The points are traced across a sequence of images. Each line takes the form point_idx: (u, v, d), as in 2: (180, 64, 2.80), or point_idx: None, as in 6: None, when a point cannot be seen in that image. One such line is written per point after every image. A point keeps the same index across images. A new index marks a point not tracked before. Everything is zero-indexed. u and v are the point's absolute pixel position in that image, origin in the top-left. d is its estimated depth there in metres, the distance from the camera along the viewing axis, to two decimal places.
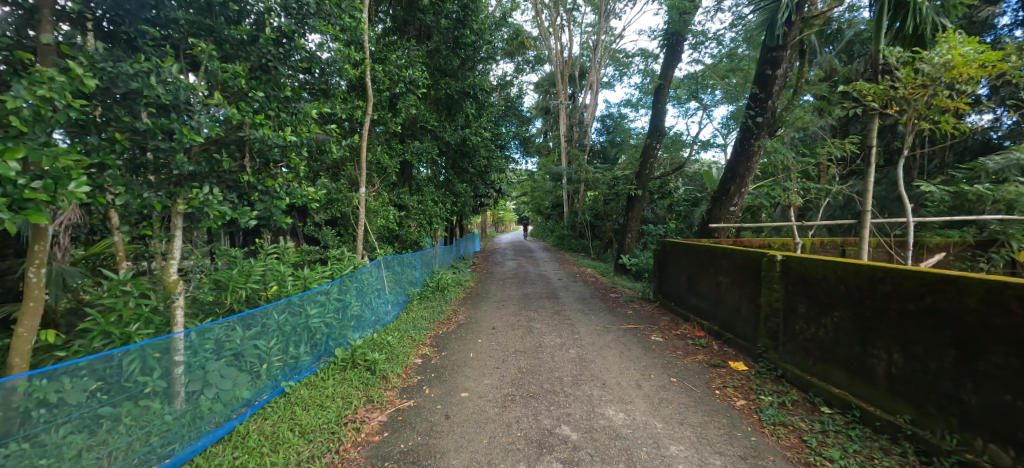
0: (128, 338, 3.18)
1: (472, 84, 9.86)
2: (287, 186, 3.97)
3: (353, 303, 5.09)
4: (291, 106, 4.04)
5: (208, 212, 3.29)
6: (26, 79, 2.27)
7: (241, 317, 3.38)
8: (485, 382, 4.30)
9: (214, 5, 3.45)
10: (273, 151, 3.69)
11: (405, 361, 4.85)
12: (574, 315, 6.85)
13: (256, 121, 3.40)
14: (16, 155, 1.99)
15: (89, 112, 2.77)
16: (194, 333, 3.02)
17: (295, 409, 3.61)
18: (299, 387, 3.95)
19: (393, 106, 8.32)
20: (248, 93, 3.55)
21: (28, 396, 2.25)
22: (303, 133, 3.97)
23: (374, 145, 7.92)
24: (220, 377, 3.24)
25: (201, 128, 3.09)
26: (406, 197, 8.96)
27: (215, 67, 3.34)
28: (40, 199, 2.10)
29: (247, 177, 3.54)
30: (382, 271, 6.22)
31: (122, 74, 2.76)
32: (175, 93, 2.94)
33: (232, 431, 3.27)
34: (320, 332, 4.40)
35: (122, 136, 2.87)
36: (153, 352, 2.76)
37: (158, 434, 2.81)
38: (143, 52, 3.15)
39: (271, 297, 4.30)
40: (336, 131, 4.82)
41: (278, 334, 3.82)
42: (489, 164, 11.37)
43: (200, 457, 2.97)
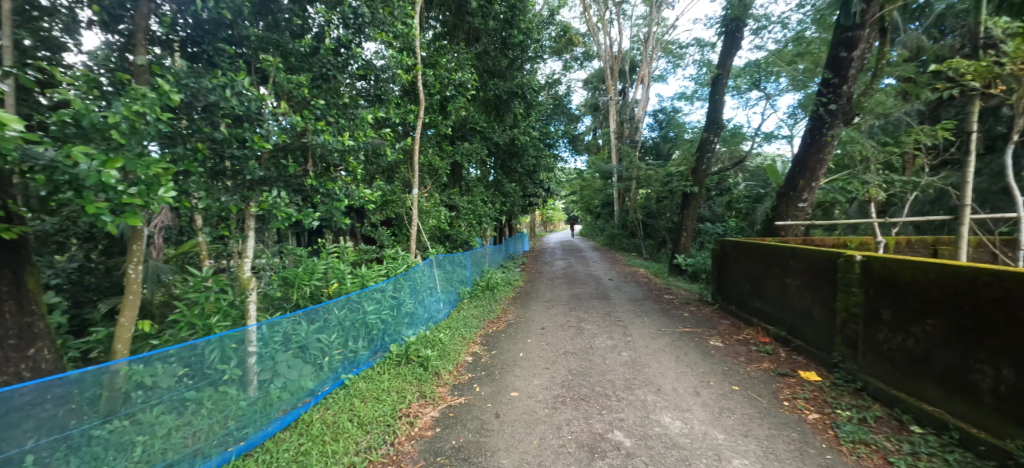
0: (209, 330, 3.49)
1: (520, 84, 9.89)
2: (346, 189, 4.16)
3: (407, 300, 5.27)
4: (350, 112, 4.25)
5: (276, 214, 3.51)
6: (124, 96, 2.53)
7: (306, 312, 3.60)
8: (535, 382, 4.27)
9: (281, 21, 3.72)
10: (334, 155, 3.89)
11: (457, 359, 4.96)
12: (626, 317, 6.65)
13: (318, 127, 3.59)
14: (115, 164, 2.17)
15: (177, 125, 3.06)
16: (265, 326, 3.26)
17: (354, 400, 3.79)
18: (358, 380, 4.16)
19: (443, 108, 8.53)
20: (310, 101, 3.78)
21: (128, 379, 2.44)
22: (359, 137, 4.14)
23: (426, 148, 8.14)
24: (287, 367, 3.47)
25: (270, 135, 3.31)
26: (457, 198, 9.17)
27: (282, 78, 3.58)
28: (136, 203, 2.31)
29: (310, 180, 3.75)
30: (433, 270, 6.37)
31: (202, 88, 3.01)
32: (247, 105, 3.18)
33: (298, 419, 3.51)
34: (377, 328, 4.60)
35: (204, 146, 3.16)
36: (231, 342, 3.00)
37: (236, 418, 3.04)
38: (221, 68, 3.44)
39: (333, 293, 4.54)
40: (391, 135, 5.02)
41: (339, 329, 4.04)
42: (538, 163, 11.32)
43: (271, 441, 3.20)
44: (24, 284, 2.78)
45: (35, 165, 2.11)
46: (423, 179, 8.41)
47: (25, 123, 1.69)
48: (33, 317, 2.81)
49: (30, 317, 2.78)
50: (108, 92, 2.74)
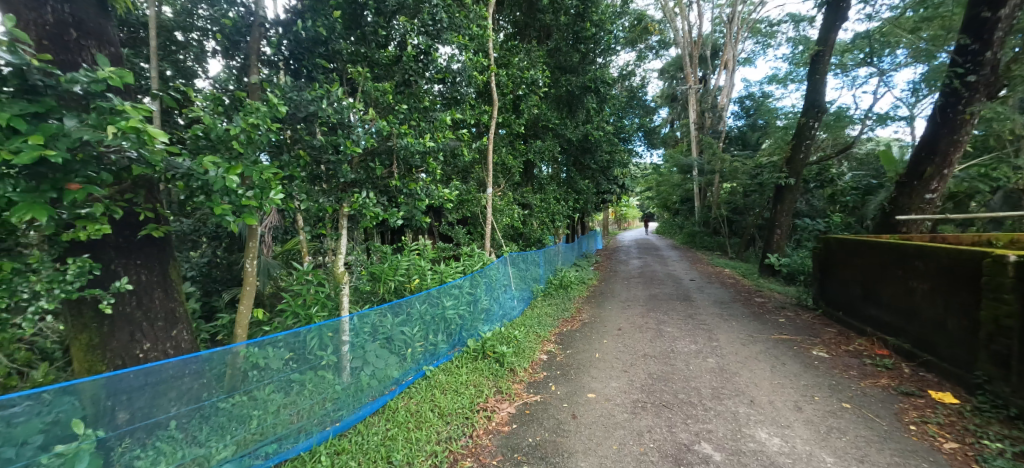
0: (310, 319, 3.86)
1: (593, 78, 9.66)
2: (427, 189, 4.33)
3: (483, 297, 5.39)
4: (430, 115, 4.43)
5: (366, 214, 3.77)
6: (243, 111, 2.86)
7: (391, 305, 3.82)
8: (613, 385, 4.14)
9: (368, 34, 4.01)
10: (416, 157, 4.07)
11: (531, 357, 4.98)
12: (711, 320, 6.20)
13: (402, 130, 3.79)
14: (235, 170, 2.45)
15: (284, 135, 3.41)
16: (356, 318, 3.51)
17: (435, 391, 3.97)
18: (438, 372, 4.34)
19: (516, 107, 8.60)
20: (395, 107, 4.01)
21: (246, 359, 2.74)
22: (439, 139, 4.30)
23: (499, 147, 8.25)
24: (375, 357, 3.72)
25: (360, 140, 3.57)
26: (529, 196, 9.20)
27: (370, 87, 3.84)
28: (252, 204, 2.59)
29: (395, 181, 3.98)
30: (508, 267, 6.46)
31: (304, 100, 3.32)
32: (340, 113, 3.45)
33: (385, 405, 3.76)
34: (455, 323, 4.77)
35: (305, 153, 3.49)
36: (327, 331, 3.27)
37: (332, 401, 3.32)
38: (318, 80, 3.78)
39: (415, 289, 4.79)
40: (467, 135, 5.17)
41: (420, 322, 4.24)
42: (612, 159, 10.99)
43: (361, 425, 3.46)
44: (169, 275, 3.26)
45: (176, 174, 2.45)
46: (497, 178, 8.56)
47: (168, 136, 1.95)
48: (176, 303, 3.29)
49: (174, 303, 3.26)
50: (229, 108, 3.13)
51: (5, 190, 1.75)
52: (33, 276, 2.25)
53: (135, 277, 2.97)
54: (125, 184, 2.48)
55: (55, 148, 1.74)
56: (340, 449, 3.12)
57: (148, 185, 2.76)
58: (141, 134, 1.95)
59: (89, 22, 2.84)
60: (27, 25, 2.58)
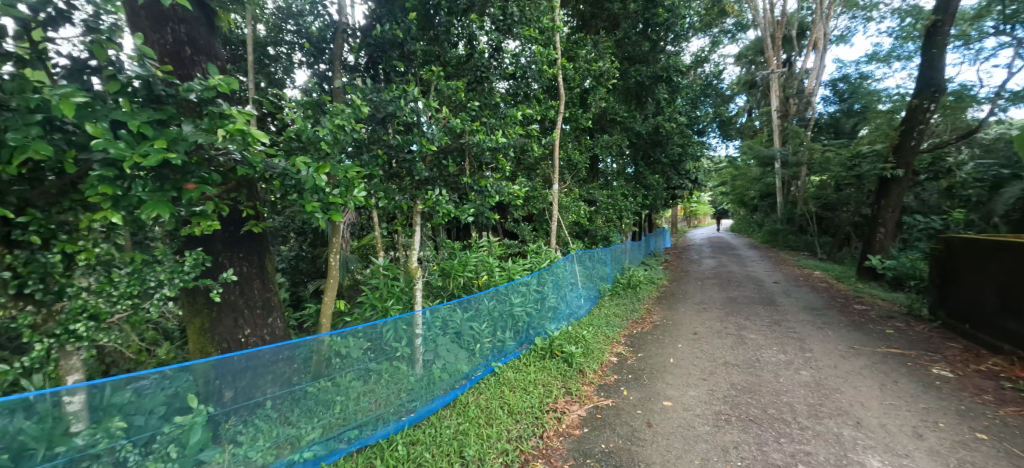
0: (387, 311, 4.04)
1: (665, 67, 9.16)
2: (497, 185, 4.31)
3: (550, 295, 5.32)
4: (500, 112, 4.42)
5: (439, 211, 3.84)
6: (330, 114, 3.02)
7: (461, 301, 3.87)
8: (691, 394, 3.88)
9: (441, 34, 4.08)
10: (486, 154, 4.07)
11: (601, 358, 4.82)
12: (802, 328, 5.61)
13: (473, 127, 3.80)
14: (324, 170, 2.57)
15: (365, 136, 3.57)
16: (428, 312, 3.60)
17: (503, 388, 3.97)
18: (506, 369, 4.35)
19: (583, 101, 8.39)
20: (466, 104, 4.04)
21: (330, 348, 2.90)
22: (509, 135, 4.27)
23: (565, 141, 8.07)
24: (446, 351, 3.80)
25: (434, 138, 3.64)
26: (596, 192, 8.94)
27: (443, 86, 3.90)
28: (337, 202, 2.71)
29: (466, 178, 4.02)
30: (575, 265, 6.32)
31: (383, 101, 3.46)
32: (415, 112, 3.54)
33: (455, 399, 3.83)
34: (523, 320, 4.75)
35: (383, 153, 3.62)
36: (402, 324, 3.37)
37: (407, 391, 3.44)
38: (394, 82, 3.92)
39: (483, 285, 4.85)
40: (536, 131, 5.10)
41: (488, 318, 4.27)
42: (685, 151, 10.36)
43: (433, 417, 3.55)
44: (266, 267, 3.56)
45: (273, 174, 2.63)
46: (563, 174, 8.41)
47: (268, 137, 2.10)
48: (271, 293, 3.58)
49: (269, 294, 3.55)
50: (316, 111, 3.32)
51: (137, 190, 1.94)
52: (159, 267, 2.54)
53: (238, 269, 3.28)
54: (230, 184, 2.71)
55: (176, 151, 1.92)
56: (415, 440, 3.22)
57: (248, 186, 3.00)
58: (245, 136, 2.10)
59: (202, 39, 3.18)
60: (153, 45, 2.95)
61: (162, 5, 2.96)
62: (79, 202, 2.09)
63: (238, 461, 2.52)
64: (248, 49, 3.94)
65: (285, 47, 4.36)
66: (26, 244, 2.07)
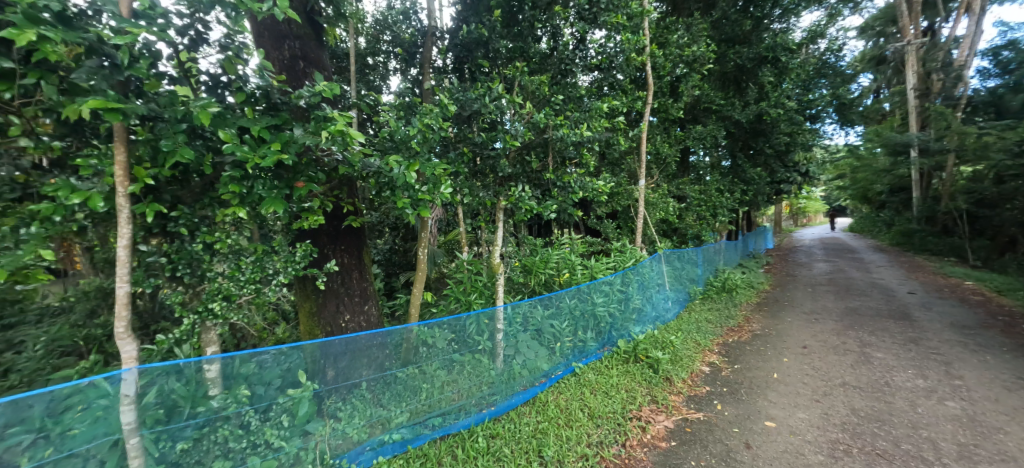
0: (470, 305, 4.17)
1: (771, 46, 8.20)
2: (580, 181, 4.18)
3: (635, 296, 5.07)
4: (585, 105, 4.27)
5: (521, 207, 3.83)
6: (420, 115, 3.15)
7: (542, 298, 3.84)
8: (798, 416, 3.44)
9: (524, 29, 4.06)
10: (570, 149, 3.97)
11: (691, 367, 4.49)
12: (948, 350, 4.68)
13: (557, 121, 3.72)
14: (414, 168, 2.68)
15: (451, 135, 3.69)
16: (509, 308, 3.62)
17: (584, 390, 3.87)
18: (587, 370, 4.24)
19: (674, 90, 7.84)
20: (551, 98, 3.97)
21: (417, 337, 3.04)
22: (595, 128, 4.10)
23: (653, 134, 7.60)
24: (526, 347, 3.80)
25: (517, 134, 3.63)
26: (687, 187, 8.34)
27: (527, 81, 3.86)
28: (426, 199, 2.81)
29: (549, 174, 3.96)
30: (662, 265, 5.95)
31: (469, 99, 3.53)
32: (500, 109, 3.57)
33: (535, 396, 3.82)
34: (605, 321, 4.59)
35: (468, 150, 3.71)
36: (484, 318, 3.44)
37: (488, 385, 3.51)
38: (479, 80, 3.99)
39: (564, 283, 4.78)
40: (623, 123, 4.85)
41: (570, 317, 4.19)
42: (792, 141, 9.13)
43: (513, 412, 3.57)
44: (363, 259, 3.85)
45: (370, 173, 2.81)
46: (650, 169, 7.95)
47: (364, 137, 2.25)
48: (368, 283, 3.87)
49: (366, 284, 3.84)
50: (407, 112, 3.49)
51: (258, 188, 2.19)
52: (276, 256, 2.86)
53: (340, 260, 3.59)
54: (333, 183, 2.96)
55: (288, 152, 2.13)
56: (495, 433, 3.26)
57: (348, 184, 3.25)
58: (344, 137, 2.26)
59: (312, 52, 3.52)
60: (273, 60, 3.32)
61: (279, 24, 3.32)
62: (216, 199, 2.43)
63: (337, 435, 2.75)
64: (350, 62, 4.36)
65: (381, 56, 4.70)
66: (178, 235, 2.46)
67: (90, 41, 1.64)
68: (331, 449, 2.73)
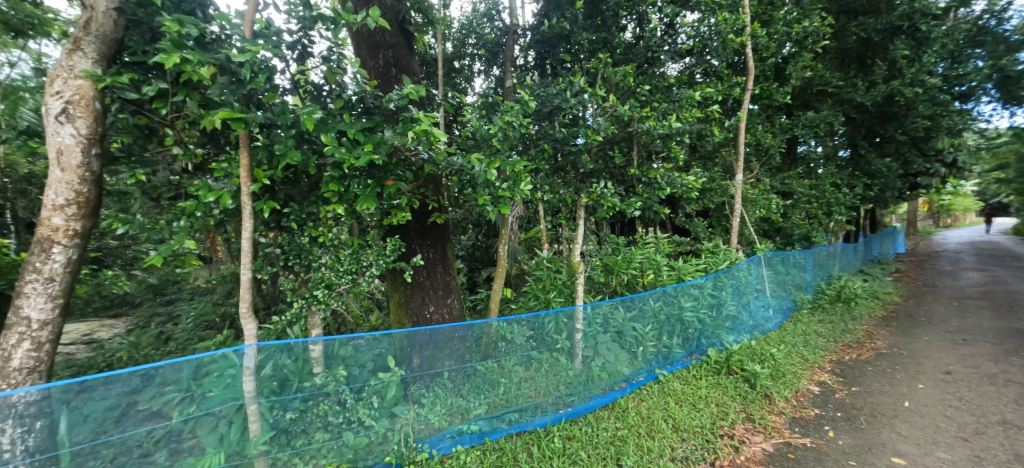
0: (549, 303, 4.15)
1: (908, 14, 6.94)
2: (668, 176, 3.91)
3: (729, 301, 4.63)
4: (674, 94, 3.97)
5: (603, 204, 3.69)
6: (501, 112, 3.18)
7: (624, 299, 3.67)
8: (938, 456, 2.89)
9: (609, 19, 3.91)
10: (657, 142, 3.72)
11: (796, 385, 4.00)
12: None
13: (643, 113, 3.50)
14: (494, 165, 2.70)
15: (533, 132, 3.68)
16: (589, 307, 3.52)
17: (669, 399, 3.64)
18: (672, 378, 3.99)
19: (780, 73, 7.01)
20: (636, 89, 3.76)
21: (496, 331, 3.09)
22: (685, 119, 3.80)
23: (753, 123, 6.84)
24: (606, 349, 3.68)
25: (600, 128, 3.51)
26: (794, 182, 7.43)
27: (610, 72, 3.70)
28: (505, 195, 2.82)
29: (633, 169, 3.76)
30: (763, 269, 5.36)
31: (550, 95, 3.49)
32: (582, 102, 3.48)
33: (615, 401, 3.68)
34: (694, 327, 4.27)
35: (549, 147, 3.67)
36: (563, 316, 3.39)
37: (565, 385, 3.46)
38: (560, 75, 3.92)
39: (648, 284, 4.55)
40: (718, 112, 4.43)
41: (654, 321, 3.96)
42: (934, 125, 7.62)
43: (591, 415, 3.49)
44: (447, 254, 4.01)
45: (453, 171, 2.89)
46: (748, 162, 7.22)
47: (447, 136, 2.31)
48: (451, 277, 4.01)
49: (450, 278, 3.99)
50: (489, 110, 3.55)
51: (354, 187, 2.38)
52: (370, 250, 3.08)
53: (426, 254, 3.78)
54: (420, 181, 3.11)
55: (379, 152, 2.27)
56: (571, 435, 3.20)
57: (434, 182, 3.40)
58: (428, 136, 2.35)
59: (403, 59, 3.73)
60: (369, 69, 3.59)
61: (376, 34, 3.59)
62: (320, 197, 2.68)
63: (420, 420, 2.90)
64: (438, 66, 4.66)
65: (466, 60, 4.93)
66: (290, 229, 2.76)
67: (221, 60, 1.89)
68: (414, 433, 2.89)
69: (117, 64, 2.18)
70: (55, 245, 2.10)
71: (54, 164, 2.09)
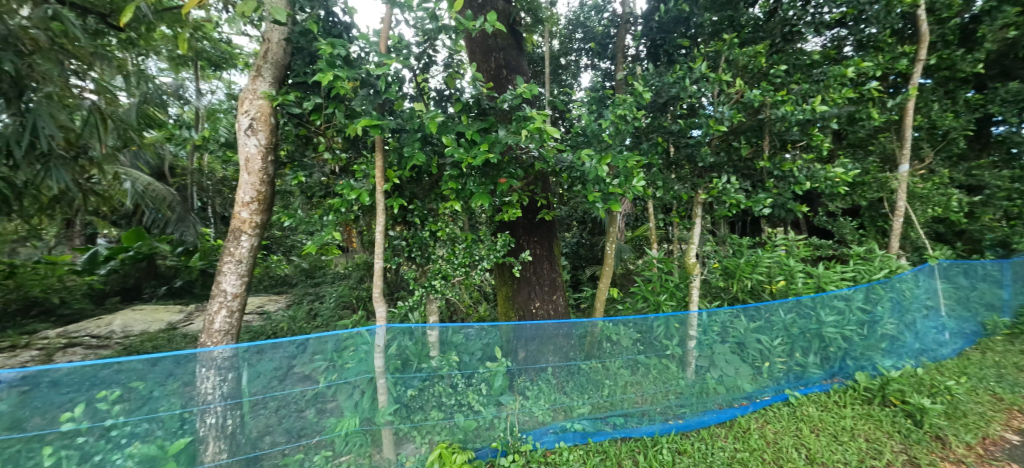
0: (658, 305, 3.96)
1: None
2: (808, 168, 3.41)
3: (887, 318, 3.88)
4: (818, 73, 3.44)
5: (725, 201, 3.34)
6: (613, 106, 3.09)
7: (747, 307, 3.30)
8: None
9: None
10: (794, 130, 3.27)
11: (982, 431, 3.23)
12: None
13: (778, 97, 3.09)
14: (605, 161, 2.63)
15: (646, 125, 3.50)
16: (705, 314, 3.24)
17: (802, 426, 3.21)
18: (806, 402, 3.51)
19: (967, 36, 5.64)
20: (769, 71, 3.34)
21: (602, 332, 3.00)
22: (833, 102, 3.26)
23: (926, 101, 5.59)
24: (725, 361, 3.35)
25: (724, 118, 3.20)
26: (985, 172, 5.92)
27: (737, 53, 3.35)
28: (617, 192, 2.73)
29: (763, 162, 3.36)
30: (936, 281, 4.38)
31: (666, 84, 3.29)
32: (703, 91, 3.21)
33: (734, 419, 3.36)
34: (836, 345, 3.68)
35: (663, 140, 3.46)
36: (674, 322, 3.17)
37: (675, 394, 3.26)
38: (677, 62, 3.66)
39: (777, 292, 4.05)
40: (877, 89, 3.72)
41: (784, 334, 3.50)
42: None
43: (705, 431, 3.24)
44: (553, 250, 4.03)
45: (563, 167, 2.89)
46: (917, 148, 5.94)
47: (559, 133, 2.31)
48: (556, 273, 4.03)
49: (556, 274, 4.02)
50: (599, 105, 3.47)
51: (471, 185, 2.53)
52: (482, 244, 3.24)
53: (533, 250, 3.86)
54: (529, 179, 3.17)
55: (494, 151, 2.37)
56: (682, 449, 3.01)
57: (542, 180, 3.45)
58: (541, 134, 2.38)
59: (514, 60, 3.85)
60: (483, 72, 3.77)
61: (488, 39, 3.75)
62: (440, 195, 2.92)
63: (525, 411, 2.95)
64: (545, 64, 4.70)
65: (573, 55, 4.89)
66: (414, 224, 3.05)
67: (363, 75, 2.15)
68: (520, 424, 2.96)
69: (286, 85, 2.60)
70: (243, 234, 2.61)
71: (243, 169, 2.58)
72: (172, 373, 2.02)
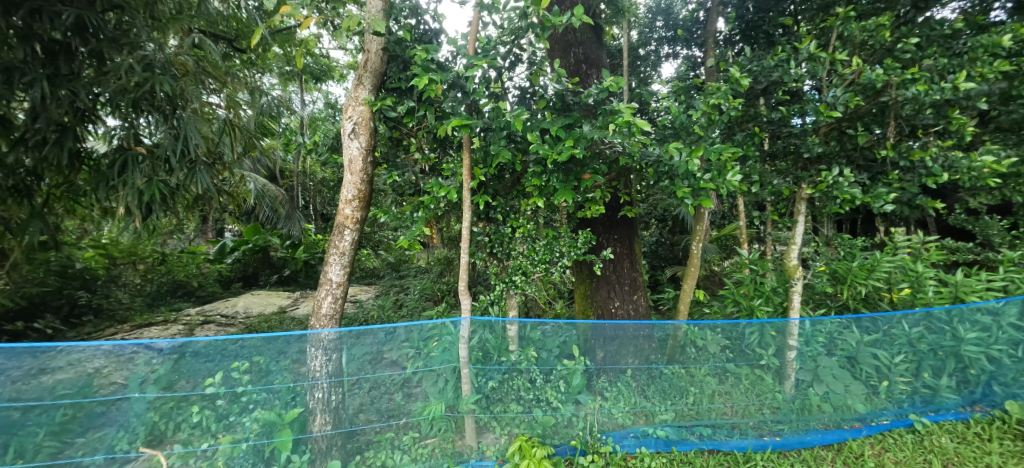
0: (752, 310, 3.67)
1: None
2: (944, 157, 2.91)
3: None
4: (961, 44, 2.92)
5: (836, 196, 2.95)
6: (704, 94, 2.90)
7: (861, 318, 2.89)
8: None
9: None
10: (928, 112, 2.82)
11: None
12: None
13: (908, 75, 2.68)
14: (697, 153, 2.47)
15: (742, 115, 3.24)
16: (808, 323, 2.91)
17: (931, 458, 2.81)
18: (937, 431, 3.05)
19: None
20: (896, 46, 2.91)
21: (686, 335, 2.81)
22: (982, 77, 2.75)
23: None
24: (832, 377, 2.99)
25: (837, 103, 2.85)
26: None
27: (854, 29, 2.96)
28: (709, 187, 2.55)
29: (886, 151, 2.94)
30: None
31: (766, 68, 3.01)
32: (812, 74, 2.89)
33: (843, 442, 3.02)
34: (979, 367, 3.13)
35: (761, 130, 3.17)
36: (771, 329, 2.87)
37: (772, 409, 2.99)
38: (778, 43, 3.33)
39: (899, 301, 3.54)
40: None
41: (909, 350, 3.03)
42: None
43: (808, 453, 2.95)
44: (634, 248, 3.90)
45: (649, 162, 2.78)
46: None
47: (649, 125, 2.22)
48: (637, 273, 3.90)
49: (636, 274, 3.89)
50: (687, 94, 3.27)
51: (554, 182, 2.53)
52: (562, 241, 3.21)
53: (613, 248, 3.77)
54: (611, 174, 3.08)
55: (578, 147, 2.34)
56: None
57: (623, 175, 3.33)
58: (629, 127, 2.32)
59: (592, 53, 3.78)
60: (562, 66, 3.74)
61: (568, 34, 3.72)
62: (521, 192, 2.97)
63: (605, 413, 2.89)
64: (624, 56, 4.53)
65: (653, 45, 4.67)
66: (496, 220, 3.12)
67: (453, 77, 2.25)
68: (599, 425, 2.91)
69: (382, 90, 2.80)
70: (346, 229, 2.87)
71: (346, 169, 2.83)
72: (284, 352, 2.27)
